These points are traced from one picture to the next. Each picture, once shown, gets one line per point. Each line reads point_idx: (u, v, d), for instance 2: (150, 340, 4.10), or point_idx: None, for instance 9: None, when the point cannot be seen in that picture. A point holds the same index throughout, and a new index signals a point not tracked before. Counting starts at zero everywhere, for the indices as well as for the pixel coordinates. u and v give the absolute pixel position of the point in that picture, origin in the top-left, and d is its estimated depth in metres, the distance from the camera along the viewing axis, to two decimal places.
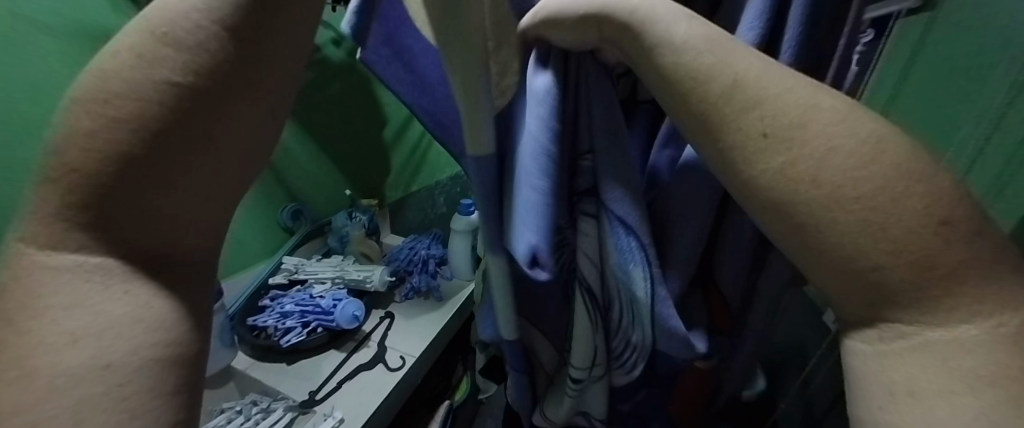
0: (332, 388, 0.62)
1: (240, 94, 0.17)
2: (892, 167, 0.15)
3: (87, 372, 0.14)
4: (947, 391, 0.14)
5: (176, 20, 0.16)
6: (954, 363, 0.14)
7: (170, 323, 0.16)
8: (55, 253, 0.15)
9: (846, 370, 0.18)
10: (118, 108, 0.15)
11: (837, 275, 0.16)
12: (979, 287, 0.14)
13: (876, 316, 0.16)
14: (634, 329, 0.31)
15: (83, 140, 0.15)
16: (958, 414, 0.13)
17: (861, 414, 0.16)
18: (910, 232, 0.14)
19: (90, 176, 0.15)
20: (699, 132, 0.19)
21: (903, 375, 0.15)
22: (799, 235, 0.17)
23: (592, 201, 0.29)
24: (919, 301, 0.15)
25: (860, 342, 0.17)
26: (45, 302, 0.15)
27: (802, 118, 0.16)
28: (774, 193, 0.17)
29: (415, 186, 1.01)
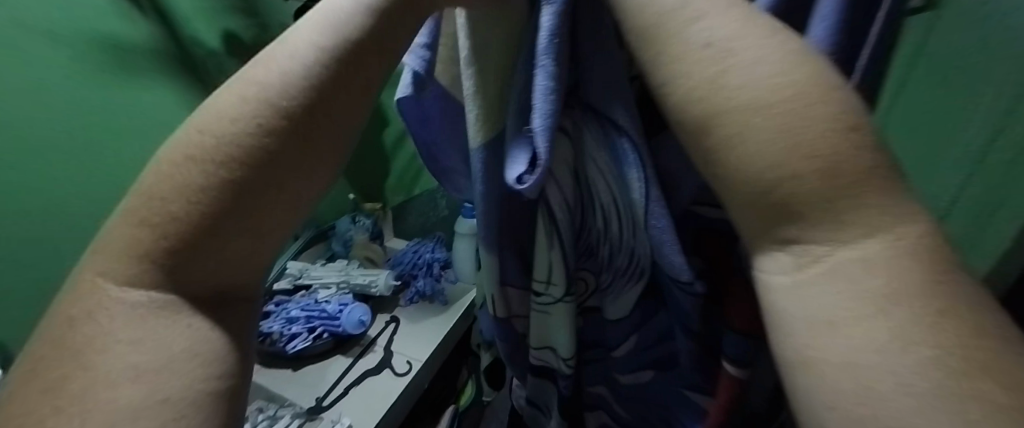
0: (338, 395, 0.73)
1: (306, 137, 0.22)
2: (807, 75, 0.14)
3: (148, 404, 0.17)
4: (861, 315, 0.13)
5: (267, 86, 0.21)
6: (869, 286, 0.13)
7: (218, 358, 0.20)
8: (132, 290, 0.20)
9: (759, 294, 0.17)
10: (211, 158, 0.20)
11: (755, 208, 0.15)
12: (879, 201, 0.13)
13: (790, 239, 0.15)
14: (637, 241, 0.30)
15: (182, 187, 0.20)
16: (877, 336, 0.12)
17: (784, 352, 0.15)
18: (824, 137, 0.13)
19: (185, 218, 0.20)
20: (636, 57, 0.18)
21: (820, 303, 0.14)
22: (716, 154, 0.15)
23: (570, 118, 0.28)
24: (827, 213, 0.13)
25: (780, 274, 0.15)
26: (114, 338, 0.19)
27: (738, 28, 0.15)
28: (704, 104, 0.15)
29: (416, 191, 1.10)
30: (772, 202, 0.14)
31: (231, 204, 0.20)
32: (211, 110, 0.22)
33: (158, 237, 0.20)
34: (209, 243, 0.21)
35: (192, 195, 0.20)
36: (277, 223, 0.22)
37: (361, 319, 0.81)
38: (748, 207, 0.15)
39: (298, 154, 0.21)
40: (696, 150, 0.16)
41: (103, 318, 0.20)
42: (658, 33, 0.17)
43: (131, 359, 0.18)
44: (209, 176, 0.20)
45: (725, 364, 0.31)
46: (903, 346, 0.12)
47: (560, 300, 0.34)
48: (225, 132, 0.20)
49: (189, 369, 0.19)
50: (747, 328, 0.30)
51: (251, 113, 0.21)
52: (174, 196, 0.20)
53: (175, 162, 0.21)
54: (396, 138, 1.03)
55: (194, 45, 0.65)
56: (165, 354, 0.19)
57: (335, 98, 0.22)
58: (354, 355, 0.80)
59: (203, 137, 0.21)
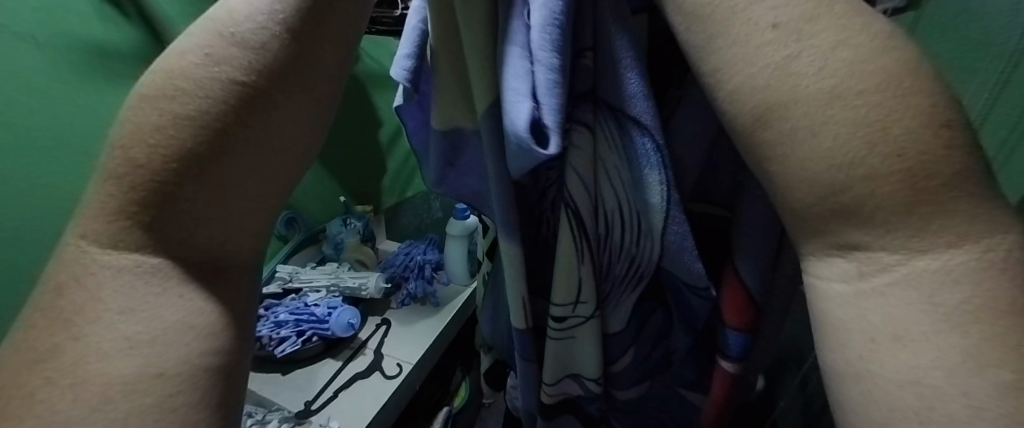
0: (327, 399, 0.71)
1: (293, 86, 0.20)
2: (899, 62, 0.12)
3: (143, 380, 0.17)
4: (933, 331, 0.12)
5: (243, 23, 0.19)
6: (941, 299, 0.12)
7: (216, 331, 0.20)
8: (120, 252, 0.19)
9: (809, 303, 0.16)
10: (182, 104, 0.18)
11: (814, 211, 0.14)
12: (963, 216, 0.12)
13: (852, 244, 0.14)
14: (641, 247, 0.28)
15: (151, 137, 0.18)
16: (943, 356, 0.12)
17: (832, 364, 0.14)
18: (911, 133, 0.12)
19: (152, 170, 0.18)
20: (684, 43, 0.16)
21: (876, 313, 0.13)
22: (774, 151, 0.14)
23: (589, 108, 0.26)
24: (899, 222, 0.12)
25: (834, 282, 0.14)
26: (105, 306, 0.18)
27: (816, 9, 0.14)
28: (770, 95, 0.13)
29: (409, 192, 1.15)
30: (838, 203, 0.13)
31: (199, 159, 0.18)
32: (172, 59, 0.19)
33: (129, 190, 0.18)
34: (166, 200, 0.19)
35: (149, 138, 0.18)
36: (256, 192, 0.21)
37: (350, 322, 0.80)
38: (804, 206, 0.14)
39: (279, 109, 0.20)
40: (747, 148, 0.15)
41: (88, 282, 0.19)
42: (715, 12, 0.15)
43: (124, 330, 0.18)
44: (184, 128, 0.18)
45: (723, 364, 0.30)
46: (977, 368, 0.11)
47: (589, 319, 0.32)
48: (193, 76, 0.18)
49: (184, 343, 0.18)
50: (746, 324, 0.28)
51: (219, 59, 0.19)
52: (152, 152, 0.18)
53: (143, 116, 0.18)
54: (392, 134, 1.09)
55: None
56: (160, 324, 0.18)
57: (310, 47, 0.20)
58: (344, 358, 0.78)
59: (172, 84, 0.18)
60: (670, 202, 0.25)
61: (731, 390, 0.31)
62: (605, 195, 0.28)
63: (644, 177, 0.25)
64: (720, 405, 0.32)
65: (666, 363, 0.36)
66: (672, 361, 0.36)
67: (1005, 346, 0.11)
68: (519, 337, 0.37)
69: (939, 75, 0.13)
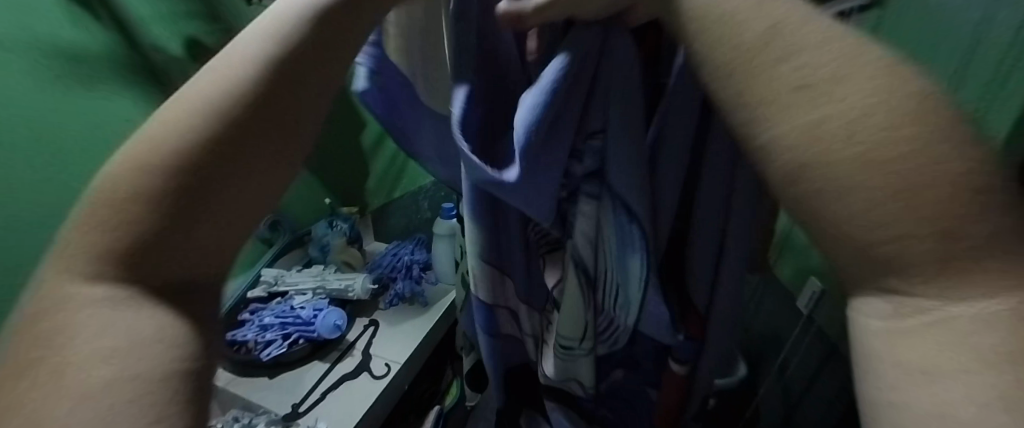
0: (314, 401, 0.72)
1: (279, 119, 0.22)
2: (929, 132, 0.13)
3: (111, 381, 0.15)
4: (968, 369, 0.12)
5: (239, 67, 0.22)
6: (979, 342, 0.12)
7: (183, 341, 0.18)
8: (90, 285, 0.18)
9: (850, 335, 0.17)
10: (172, 141, 0.20)
11: (831, 233, 0.15)
12: (999, 270, 0.13)
13: (890, 289, 0.15)
14: (620, 314, 0.33)
15: (136, 167, 0.19)
16: (972, 395, 0.12)
17: (865, 393, 0.15)
18: (948, 198, 0.12)
19: (141, 203, 0.19)
20: (707, 72, 0.18)
21: (914, 352, 0.14)
22: (795, 175, 0.15)
23: (594, 184, 0.28)
24: (939, 273, 0.13)
25: (873, 317, 0.15)
26: (72, 328, 0.17)
27: (838, 73, 0.15)
28: (799, 153, 0.15)
29: (397, 192, 1.09)
30: (876, 256, 0.14)
31: (192, 199, 0.20)
32: (174, 109, 0.21)
33: (115, 221, 0.19)
34: (157, 239, 0.19)
35: (137, 171, 0.19)
36: (242, 224, 0.22)
37: (337, 323, 0.81)
38: (847, 254, 0.15)
39: (265, 142, 0.22)
40: (789, 167, 0.15)
41: (62, 311, 0.18)
42: (755, 58, 0.16)
43: (103, 345, 0.16)
44: (176, 167, 0.19)
45: (672, 364, 0.38)
46: None
47: (589, 353, 0.36)
48: (189, 114, 0.20)
49: (157, 352, 0.17)
50: (696, 332, 0.36)
51: (216, 109, 0.21)
52: (140, 184, 0.19)
53: (134, 156, 0.20)
54: (376, 138, 1.03)
55: (154, 50, 0.67)
56: (127, 337, 0.17)
57: (302, 82, 0.23)
58: (332, 360, 0.79)
59: (169, 122, 0.20)
60: (649, 278, 0.29)
61: (684, 386, 0.39)
62: (604, 253, 0.30)
63: (628, 256, 0.28)
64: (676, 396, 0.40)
65: (631, 359, 0.40)
66: (637, 359, 0.40)
67: None
68: (486, 312, 0.42)
69: (974, 134, 0.13)
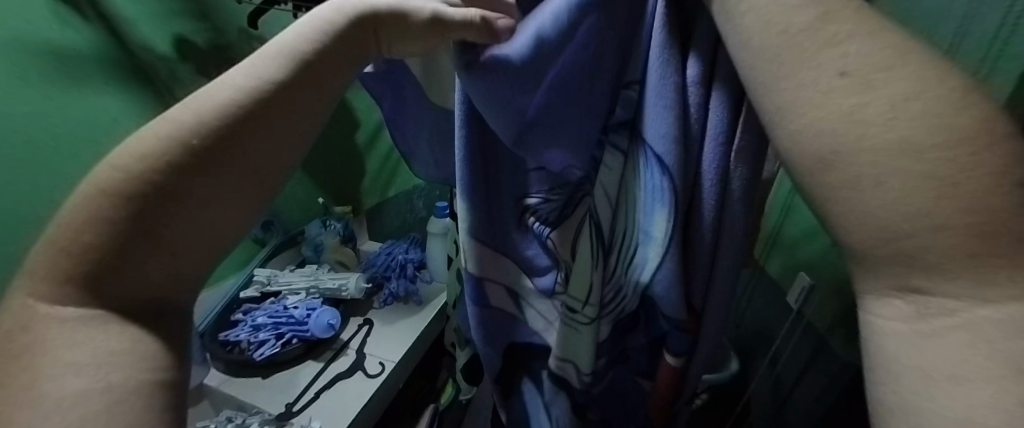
0: (308, 400, 0.71)
1: (291, 105, 0.24)
2: (972, 121, 0.12)
3: (93, 392, 0.18)
4: (992, 375, 0.12)
5: (290, 43, 0.25)
6: (1006, 346, 0.12)
7: (155, 354, 0.20)
8: (59, 307, 0.20)
9: (863, 334, 0.16)
10: (189, 115, 0.22)
11: (857, 224, 0.14)
12: None
13: (914, 288, 0.14)
14: (628, 276, 0.32)
15: (152, 138, 0.21)
16: (997, 401, 0.12)
17: (880, 398, 0.15)
18: (984, 190, 0.12)
19: (138, 173, 0.20)
20: (747, 61, 0.18)
21: (936, 358, 0.13)
22: (826, 163, 0.15)
23: (625, 134, 0.29)
24: (964, 271, 0.12)
25: (895, 321, 0.15)
26: (52, 343, 0.19)
27: (891, 60, 0.14)
28: (831, 141, 0.14)
29: (392, 191, 1.05)
30: (901, 250, 0.14)
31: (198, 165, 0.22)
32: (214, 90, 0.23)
33: (111, 192, 0.20)
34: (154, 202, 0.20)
35: (152, 137, 0.21)
36: (233, 197, 0.23)
37: (330, 322, 0.79)
38: (867, 247, 0.14)
39: (278, 120, 0.24)
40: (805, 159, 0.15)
41: (40, 330, 0.20)
42: (799, 45, 0.16)
43: (74, 357, 0.19)
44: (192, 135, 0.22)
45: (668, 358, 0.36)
46: None
47: (590, 323, 0.35)
48: (236, 81, 0.24)
49: (125, 366, 0.19)
50: (692, 327, 0.34)
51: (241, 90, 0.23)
52: (155, 147, 0.21)
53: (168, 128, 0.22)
54: (370, 135, 1.00)
55: (143, 52, 0.64)
56: (103, 353, 0.19)
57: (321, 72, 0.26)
58: (326, 359, 0.78)
59: (210, 91, 0.23)
60: (671, 235, 0.28)
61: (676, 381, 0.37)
62: (625, 215, 0.31)
63: (650, 210, 0.28)
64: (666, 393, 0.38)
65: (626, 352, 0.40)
66: (630, 355, 0.40)
67: None
68: (475, 284, 0.43)
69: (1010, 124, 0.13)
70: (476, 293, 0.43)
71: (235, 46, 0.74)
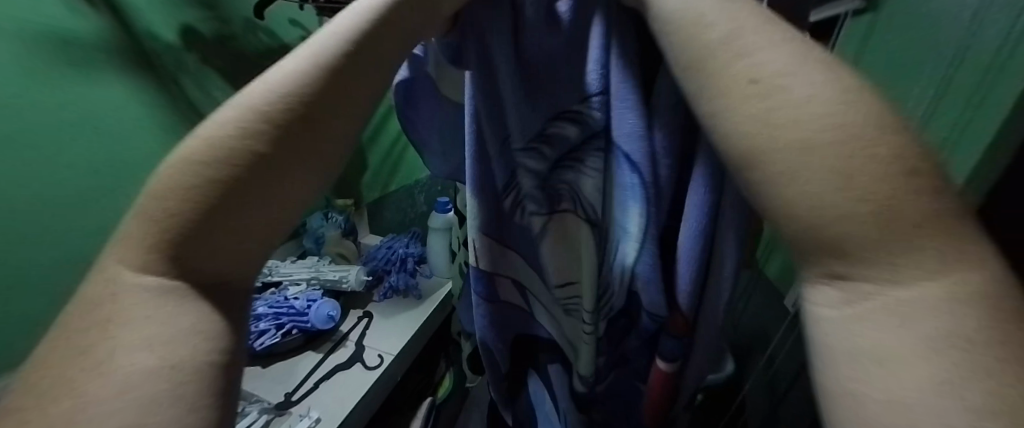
0: (307, 390, 0.71)
1: (354, 87, 0.22)
2: (866, 115, 0.14)
3: (158, 372, 0.17)
4: (910, 355, 0.12)
5: (342, 19, 0.23)
6: (920, 329, 0.13)
7: (219, 335, 0.19)
8: (140, 274, 0.19)
9: (803, 325, 0.17)
10: (261, 93, 0.20)
11: (781, 212, 0.15)
12: (931, 253, 0.13)
13: (838, 274, 0.15)
14: (610, 276, 0.34)
15: (233, 117, 0.20)
16: (926, 377, 0.12)
17: (818, 383, 0.15)
18: (879, 180, 0.13)
19: (231, 157, 0.19)
20: (677, 67, 0.19)
21: (868, 341, 0.13)
22: (754, 160, 0.15)
23: (602, 143, 0.29)
24: (876, 253, 0.13)
25: (827, 309, 0.15)
26: (126, 319, 0.18)
27: (789, 67, 0.16)
28: (749, 143, 0.15)
29: (393, 186, 1.09)
30: (822, 239, 0.14)
31: (277, 159, 0.20)
32: (281, 70, 0.21)
33: (196, 170, 0.19)
34: (238, 191, 0.19)
35: (235, 114, 0.20)
36: (301, 189, 0.22)
37: (331, 314, 0.80)
38: (797, 238, 0.15)
39: (334, 105, 0.21)
40: (735, 164, 0.16)
41: (122, 300, 0.19)
42: (710, 62, 0.17)
43: (144, 334, 0.18)
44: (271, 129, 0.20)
45: (659, 361, 0.36)
46: (955, 390, 0.11)
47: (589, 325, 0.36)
48: (289, 57, 0.22)
49: (192, 344, 0.18)
50: (683, 331, 0.34)
51: (311, 77, 0.21)
52: (232, 129, 0.19)
53: (236, 115, 0.20)
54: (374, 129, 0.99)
55: (150, 40, 0.64)
56: (171, 330, 0.18)
57: (370, 48, 0.23)
58: (325, 350, 0.79)
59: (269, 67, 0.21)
60: (645, 233, 0.29)
61: (667, 383, 0.37)
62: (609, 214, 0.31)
63: (626, 208, 0.29)
64: (658, 397, 0.39)
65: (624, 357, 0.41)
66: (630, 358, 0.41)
67: (978, 368, 0.12)
68: (479, 278, 0.43)
69: (903, 122, 0.14)
70: (481, 286, 0.44)
71: (240, 36, 0.75)
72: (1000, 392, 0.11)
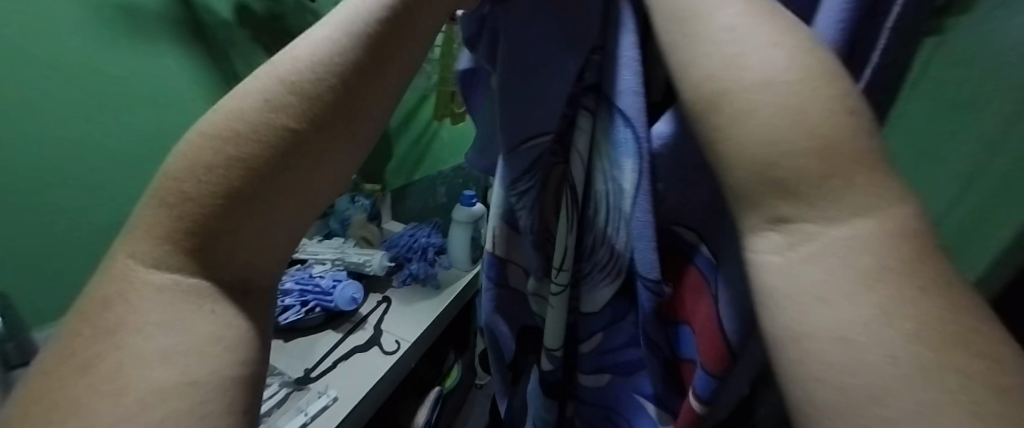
0: (326, 368, 0.74)
1: (374, 77, 0.23)
2: (814, 63, 0.15)
3: (174, 387, 0.16)
4: (851, 291, 0.13)
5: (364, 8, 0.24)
6: (855, 263, 0.13)
7: (242, 345, 0.20)
8: (157, 271, 0.20)
9: (749, 280, 0.17)
10: (290, 74, 0.21)
11: (729, 152, 0.16)
12: (867, 183, 0.14)
13: (783, 217, 0.15)
14: (617, 236, 0.32)
15: (264, 99, 0.21)
16: (864, 311, 0.13)
17: (769, 336, 0.16)
18: (826, 117, 0.14)
19: (260, 148, 0.20)
20: (658, 18, 0.20)
21: (807, 283, 0.14)
22: (714, 104, 0.16)
23: (593, 98, 0.31)
24: (815, 191, 0.14)
25: (771, 254, 0.16)
26: (143, 319, 0.18)
27: (760, 17, 0.16)
28: (716, 84, 0.16)
29: (417, 175, 1.11)
30: (772, 177, 0.15)
31: (307, 134, 0.21)
32: (308, 43, 0.22)
33: (223, 157, 0.20)
34: (274, 172, 0.21)
35: (264, 96, 0.21)
36: (327, 171, 0.22)
37: (354, 297, 0.84)
38: (745, 180, 0.16)
39: (359, 95, 0.22)
40: (693, 110, 0.17)
41: (133, 298, 0.19)
42: (689, 16, 0.18)
43: (167, 342, 0.18)
44: (303, 103, 0.21)
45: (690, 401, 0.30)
46: (891, 319, 0.12)
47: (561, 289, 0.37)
48: (314, 39, 0.23)
49: (215, 354, 0.18)
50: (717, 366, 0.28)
51: (345, 52, 0.22)
52: (266, 112, 0.21)
53: (266, 88, 0.21)
54: (404, 118, 1.01)
55: (206, 14, 0.72)
56: (193, 336, 0.18)
57: (398, 42, 0.24)
58: (344, 331, 0.82)
59: (293, 51, 0.22)
60: (639, 187, 0.27)
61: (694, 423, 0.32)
62: (597, 173, 0.31)
63: (622, 164, 0.28)
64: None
65: (625, 367, 0.38)
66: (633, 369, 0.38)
67: (907, 300, 0.13)
68: (490, 262, 0.45)
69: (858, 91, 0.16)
70: (493, 269, 0.45)
71: (288, 16, 0.83)
72: (930, 323, 0.12)
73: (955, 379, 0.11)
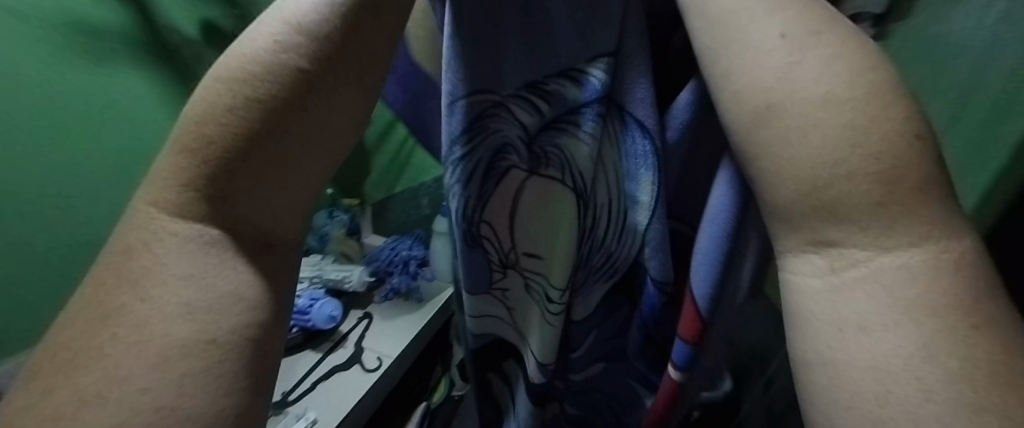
0: (303, 391, 0.74)
1: (375, 26, 0.21)
2: (876, 79, 0.14)
3: (194, 345, 0.16)
4: (894, 322, 0.13)
5: None
6: (905, 293, 0.13)
7: (261, 304, 0.19)
8: (185, 222, 0.18)
9: (782, 289, 0.17)
10: (303, 18, 0.19)
11: (774, 170, 0.15)
12: (913, 216, 0.13)
13: (829, 240, 0.15)
14: (620, 246, 0.32)
15: (267, 48, 0.18)
16: (903, 345, 0.12)
17: (796, 350, 0.16)
18: (886, 139, 0.13)
19: (264, 102, 0.18)
20: (700, 20, 0.18)
21: (846, 306, 0.14)
22: (764, 116, 0.15)
23: (601, 107, 0.28)
24: (858, 217, 0.14)
25: (811, 278, 0.16)
26: (164, 273, 0.17)
27: (819, 28, 0.15)
28: (771, 96, 0.15)
29: (398, 187, 1.03)
30: (819, 201, 0.14)
31: (314, 82, 0.18)
32: None
33: (226, 112, 0.18)
34: (274, 135, 0.18)
35: (275, 36, 0.18)
36: (340, 126, 0.21)
37: (332, 315, 0.84)
38: (790, 202, 0.15)
39: (368, 51, 0.21)
40: (739, 122, 0.16)
41: (155, 251, 0.18)
42: (733, 21, 0.17)
43: (183, 295, 0.17)
44: (314, 48, 0.18)
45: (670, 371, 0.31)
46: (934, 354, 0.12)
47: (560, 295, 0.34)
48: None
49: (234, 315, 0.17)
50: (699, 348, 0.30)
51: None
52: (260, 66, 0.18)
53: (275, 30, 0.18)
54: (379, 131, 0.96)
55: (169, 33, 0.62)
56: (214, 293, 0.17)
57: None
58: (324, 350, 0.82)
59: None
60: (657, 200, 0.29)
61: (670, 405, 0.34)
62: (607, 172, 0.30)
63: (637, 174, 0.29)
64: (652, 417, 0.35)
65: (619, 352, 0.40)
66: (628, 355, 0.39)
67: (954, 336, 0.12)
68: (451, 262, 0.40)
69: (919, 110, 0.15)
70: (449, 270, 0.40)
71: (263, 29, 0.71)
72: (978, 364, 0.12)
73: (993, 424, 0.11)
